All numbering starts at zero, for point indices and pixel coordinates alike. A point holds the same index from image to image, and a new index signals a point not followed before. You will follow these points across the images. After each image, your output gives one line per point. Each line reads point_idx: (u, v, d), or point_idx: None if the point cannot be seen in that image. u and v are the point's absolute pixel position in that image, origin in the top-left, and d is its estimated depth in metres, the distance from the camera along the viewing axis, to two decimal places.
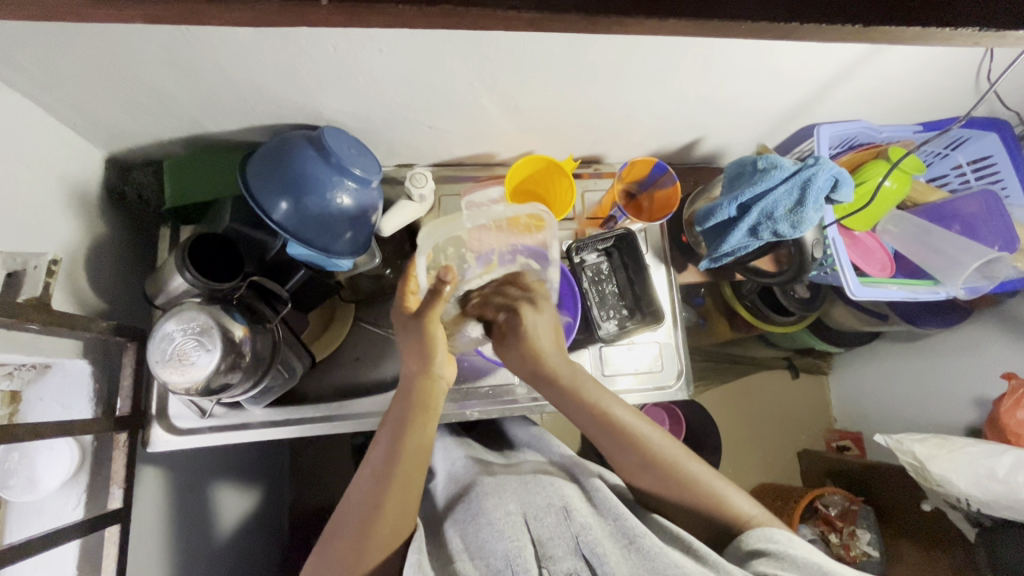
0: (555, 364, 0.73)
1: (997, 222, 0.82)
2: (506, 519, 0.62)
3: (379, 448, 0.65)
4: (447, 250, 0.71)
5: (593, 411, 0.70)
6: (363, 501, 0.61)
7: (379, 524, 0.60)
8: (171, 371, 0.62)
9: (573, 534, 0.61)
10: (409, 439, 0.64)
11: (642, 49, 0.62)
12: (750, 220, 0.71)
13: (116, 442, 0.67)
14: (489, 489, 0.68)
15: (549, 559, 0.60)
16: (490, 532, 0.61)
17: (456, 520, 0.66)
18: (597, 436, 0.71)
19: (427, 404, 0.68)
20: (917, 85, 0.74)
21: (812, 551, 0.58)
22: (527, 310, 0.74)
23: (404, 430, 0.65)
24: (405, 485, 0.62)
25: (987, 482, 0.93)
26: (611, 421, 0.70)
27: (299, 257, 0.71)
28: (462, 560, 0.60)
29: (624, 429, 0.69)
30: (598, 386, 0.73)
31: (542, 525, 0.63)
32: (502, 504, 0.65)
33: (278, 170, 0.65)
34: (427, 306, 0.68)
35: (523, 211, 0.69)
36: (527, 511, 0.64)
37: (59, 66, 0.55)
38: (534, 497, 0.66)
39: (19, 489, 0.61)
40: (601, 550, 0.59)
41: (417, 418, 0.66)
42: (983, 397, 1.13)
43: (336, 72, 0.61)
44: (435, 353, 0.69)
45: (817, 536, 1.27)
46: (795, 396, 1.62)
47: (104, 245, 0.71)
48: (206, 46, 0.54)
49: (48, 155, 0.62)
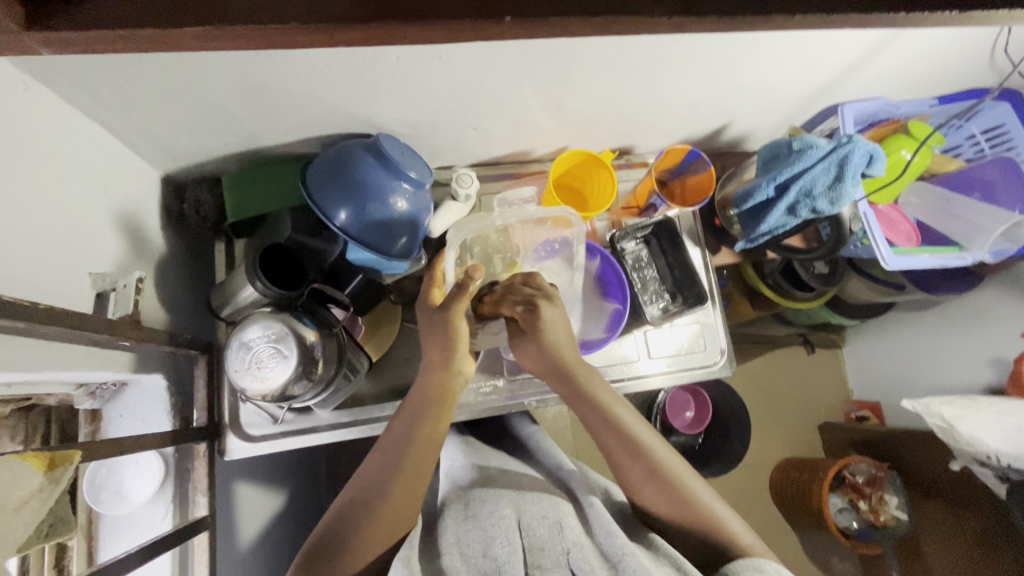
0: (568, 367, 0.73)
1: (1016, 185, 0.87)
2: (499, 523, 0.63)
3: (393, 432, 0.68)
4: (472, 248, 0.77)
5: (604, 415, 0.70)
6: (365, 488, 0.63)
7: (381, 510, 0.62)
8: (250, 378, 0.65)
9: (564, 549, 0.61)
10: (421, 429, 0.67)
11: (684, 41, 0.64)
12: (788, 199, 0.75)
13: (197, 452, 0.68)
14: (487, 496, 0.69)
15: (537, 567, 0.59)
16: (487, 535, 0.62)
17: (451, 517, 0.68)
18: (604, 442, 0.70)
19: (444, 398, 0.71)
20: (939, 60, 0.78)
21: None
22: (547, 305, 0.72)
23: (416, 427, 0.68)
24: (413, 473, 0.65)
25: (1015, 436, 0.98)
26: (623, 425, 0.70)
27: (360, 261, 0.74)
28: (448, 555, 0.60)
29: (634, 437, 0.69)
30: (613, 393, 0.73)
31: (534, 533, 0.62)
32: (497, 509, 0.66)
33: (340, 178, 0.68)
34: (452, 300, 0.71)
35: (551, 213, 0.74)
36: (521, 517, 0.64)
37: (135, 91, 0.57)
38: (530, 506, 0.67)
39: (110, 503, 0.63)
40: (589, 567, 0.58)
41: (435, 409, 0.69)
42: (998, 358, 1.17)
43: (394, 80, 0.63)
44: (457, 349, 0.72)
45: (846, 504, 1.36)
46: (814, 371, 1.66)
47: (167, 262, 0.73)
48: (277, 62, 0.56)
49: (117, 178, 0.64)
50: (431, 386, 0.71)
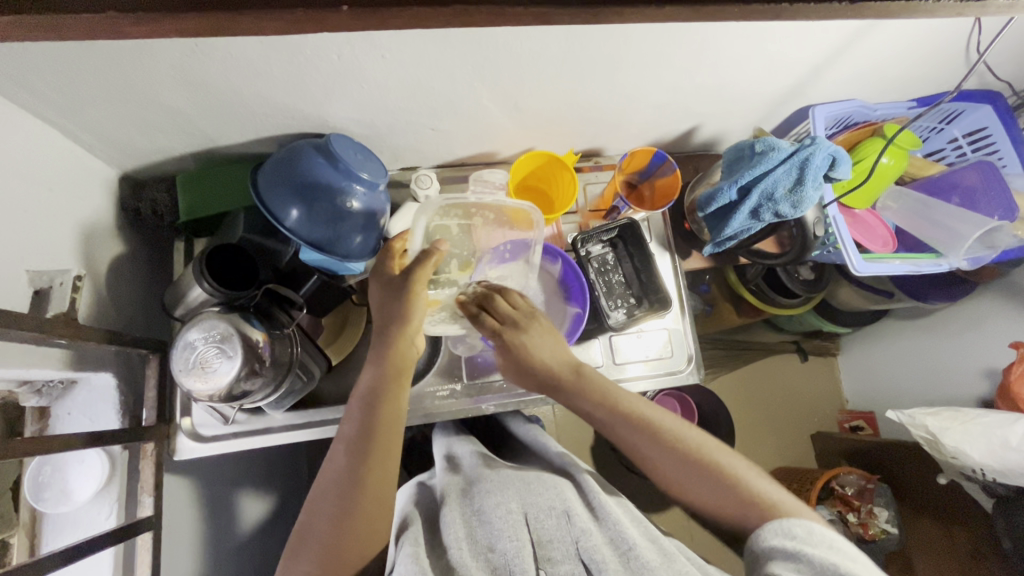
0: (569, 367, 0.71)
1: (995, 191, 0.83)
2: (505, 517, 0.58)
3: (349, 422, 0.64)
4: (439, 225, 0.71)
5: (613, 406, 0.68)
6: (339, 479, 0.60)
7: (360, 506, 0.59)
8: (195, 379, 0.65)
9: (574, 539, 0.57)
10: (380, 416, 0.63)
11: (637, 43, 0.63)
12: (752, 203, 0.73)
13: (144, 451, 0.69)
14: (492, 486, 0.63)
15: (548, 562, 0.57)
16: (492, 531, 0.58)
17: (454, 509, 0.62)
18: (623, 437, 0.68)
19: (399, 373, 0.66)
20: (910, 63, 0.75)
21: (835, 548, 0.55)
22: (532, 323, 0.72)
23: (377, 401, 0.64)
24: (379, 457, 0.61)
25: (1001, 451, 0.92)
26: (636, 417, 0.67)
27: (311, 261, 0.73)
28: (456, 549, 0.56)
29: (644, 422, 0.67)
30: (616, 382, 0.70)
31: (542, 527, 0.59)
32: (503, 502, 0.60)
33: (289, 177, 0.67)
34: (415, 265, 0.66)
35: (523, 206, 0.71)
36: (528, 511, 0.60)
37: (77, 90, 0.58)
38: (536, 497, 0.61)
39: (53, 501, 0.63)
40: (600, 557, 0.55)
41: (387, 388, 0.65)
42: (992, 368, 1.12)
43: (340, 79, 0.62)
44: (413, 314, 0.67)
45: (835, 516, 1.25)
46: (808, 379, 1.61)
47: (123, 260, 0.73)
48: (214, 61, 0.56)
49: (67, 175, 0.64)
50: (375, 363, 0.66)
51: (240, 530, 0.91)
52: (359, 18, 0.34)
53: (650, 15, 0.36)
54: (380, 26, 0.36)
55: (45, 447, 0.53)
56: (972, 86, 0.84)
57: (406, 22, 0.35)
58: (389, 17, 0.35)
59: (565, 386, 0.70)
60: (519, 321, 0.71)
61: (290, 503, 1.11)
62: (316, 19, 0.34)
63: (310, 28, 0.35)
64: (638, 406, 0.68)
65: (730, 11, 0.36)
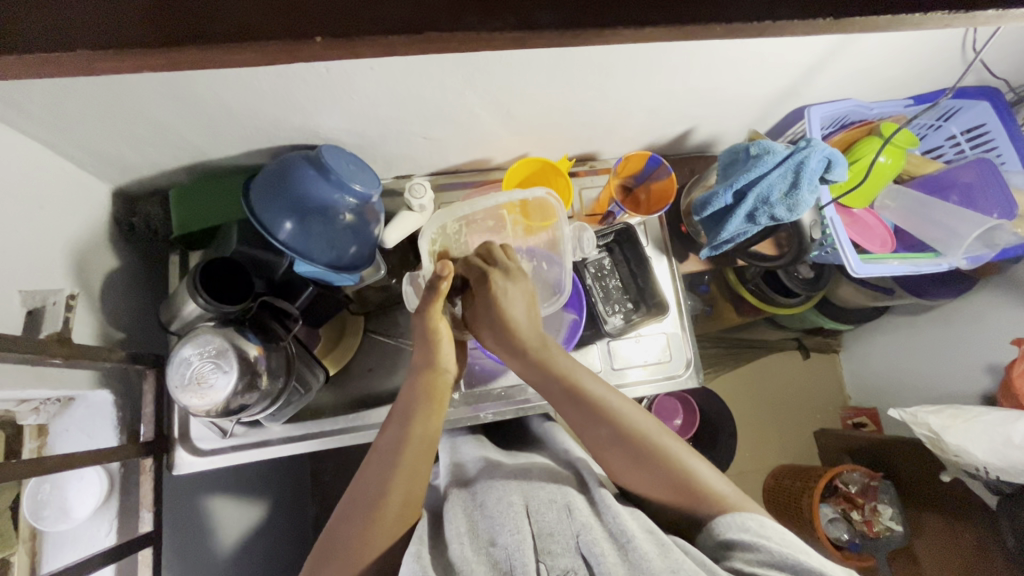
0: (524, 335, 0.70)
1: (993, 189, 0.82)
2: (506, 511, 0.58)
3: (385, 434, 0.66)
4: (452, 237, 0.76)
5: (566, 382, 0.67)
6: (371, 487, 0.61)
7: (379, 519, 0.59)
8: (191, 395, 0.65)
9: (574, 533, 0.57)
10: (414, 431, 0.64)
11: (626, 49, 0.62)
12: (747, 207, 0.73)
13: (142, 467, 0.69)
14: (494, 482, 0.64)
15: (548, 554, 0.55)
16: (494, 525, 0.57)
17: (459, 506, 0.62)
18: (572, 415, 0.67)
19: (435, 396, 0.69)
20: (904, 62, 0.75)
21: (789, 539, 0.56)
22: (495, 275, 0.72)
23: (413, 417, 0.66)
24: (412, 472, 0.62)
25: (1004, 448, 0.91)
26: (584, 394, 0.66)
27: (306, 274, 0.73)
28: (457, 544, 0.56)
29: (596, 402, 0.65)
30: (571, 360, 0.69)
31: (543, 519, 0.58)
32: (505, 495, 0.61)
33: (281, 192, 0.67)
34: (427, 302, 0.70)
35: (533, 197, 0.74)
36: (530, 503, 0.60)
37: (65, 108, 0.57)
38: (538, 491, 0.62)
39: (53, 518, 0.63)
40: (600, 550, 0.54)
41: (423, 405, 0.67)
42: (994, 364, 1.11)
43: (330, 91, 0.62)
44: (439, 344, 0.71)
45: (839, 514, 1.26)
46: (811, 377, 1.60)
47: (117, 275, 0.73)
48: (202, 78, 0.56)
49: (58, 192, 0.64)
50: (413, 382, 0.70)
51: (241, 540, 0.91)
52: (336, 48, 0.35)
53: (628, 38, 0.36)
54: (359, 54, 0.36)
55: (41, 467, 0.53)
56: (969, 83, 0.83)
57: (382, 50, 0.35)
58: (367, 46, 0.34)
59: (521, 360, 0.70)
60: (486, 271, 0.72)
61: (291, 511, 1.11)
62: (293, 49, 0.34)
63: (287, 60, 0.35)
64: (594, 387, 0.67)
65: (709, 31, 0.36)
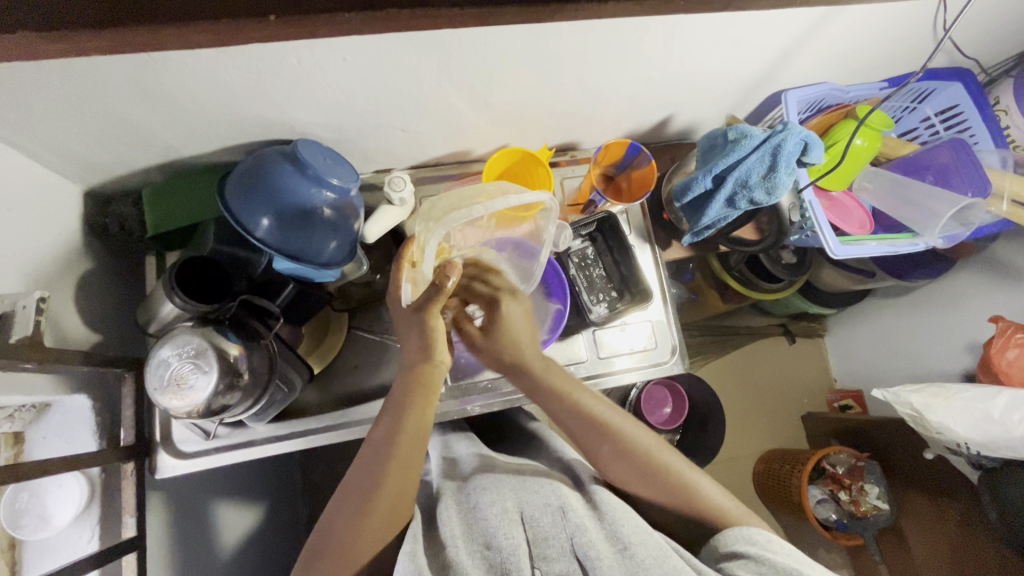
0: (529, 359, 0.73)
1: (967, 168, 0.84)
2: (501, 515, 0.57)
3: (378, 430, 0.65)
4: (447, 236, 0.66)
5: (564, 402, 0.69)
6: (361, 482, 0.61)
7: (371, 518, 0.58)
8: (171, 397, 0.63)
9: (569, 535, 0.56)
10: (408, 423, 0.64)
11: (602, 36, 0.62)
12: (726, 191, 0.74)
13: (124, 472, 0.68)
14: (487, 484, 0.63)
15: (543, 560, 0.55)
16: (488, 529, 0.56)
17: (452, 508, 0.62)
18: (577, 432, 0.68)
19: (427, 388, 0.68)
20: (878, 43, 0.75)
21: (792, 553, 0.56)
22: (508, 300, 0.75)
23: (405, 411, 0.65)
24: (405, 463, 0.61)
25: (984, 424, 0.92)
26: (587, 412, 0.68)
27: (285, 271, 0.72)
28: (453, 547, 0.55)
29: (596, 417, 0.67)
30: (571, 378, 0.71)
31: (538, 525, 0.57)
32: (499, 500, 0.60)
33: (258, 185, 0.66)
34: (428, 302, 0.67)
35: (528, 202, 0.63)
36: (524, 509, 0.59)
37: (28, 107, 0.56)
38: (532, 495, 0.61)
39: (32, 527, 0.61)
40: (595, 553, 0.54)
41: (413, 401, 0.66)
42: (975, 343, 1.12)
43: (302, 83, 0.61)
44: (435, 343, 0.69)
45: (826, 495, 1.29)
46: (797, 361, 1.61)
47: (91, 278, 0.72)
48: (169, 72, 0.55)
49: (28, 194, 0.63)
50: (403, 379, 0.69)
51: (227, 544, 0.90)
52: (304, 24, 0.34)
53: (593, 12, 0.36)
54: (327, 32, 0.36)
55: (16, 475, 0.52)
56: (942, 65, 0.84)
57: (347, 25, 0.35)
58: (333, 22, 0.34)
59: (528, 380, 0.72)
60: (495, 297, 0.75)
61: (281, 513, 1.09)
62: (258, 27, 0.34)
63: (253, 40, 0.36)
64: (594, 405, 0.68)
65: None
